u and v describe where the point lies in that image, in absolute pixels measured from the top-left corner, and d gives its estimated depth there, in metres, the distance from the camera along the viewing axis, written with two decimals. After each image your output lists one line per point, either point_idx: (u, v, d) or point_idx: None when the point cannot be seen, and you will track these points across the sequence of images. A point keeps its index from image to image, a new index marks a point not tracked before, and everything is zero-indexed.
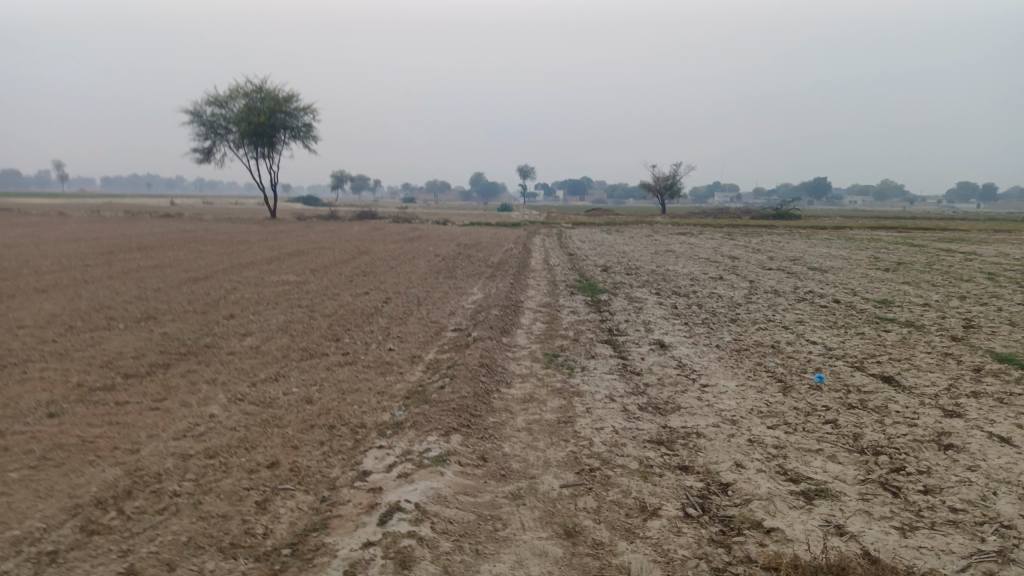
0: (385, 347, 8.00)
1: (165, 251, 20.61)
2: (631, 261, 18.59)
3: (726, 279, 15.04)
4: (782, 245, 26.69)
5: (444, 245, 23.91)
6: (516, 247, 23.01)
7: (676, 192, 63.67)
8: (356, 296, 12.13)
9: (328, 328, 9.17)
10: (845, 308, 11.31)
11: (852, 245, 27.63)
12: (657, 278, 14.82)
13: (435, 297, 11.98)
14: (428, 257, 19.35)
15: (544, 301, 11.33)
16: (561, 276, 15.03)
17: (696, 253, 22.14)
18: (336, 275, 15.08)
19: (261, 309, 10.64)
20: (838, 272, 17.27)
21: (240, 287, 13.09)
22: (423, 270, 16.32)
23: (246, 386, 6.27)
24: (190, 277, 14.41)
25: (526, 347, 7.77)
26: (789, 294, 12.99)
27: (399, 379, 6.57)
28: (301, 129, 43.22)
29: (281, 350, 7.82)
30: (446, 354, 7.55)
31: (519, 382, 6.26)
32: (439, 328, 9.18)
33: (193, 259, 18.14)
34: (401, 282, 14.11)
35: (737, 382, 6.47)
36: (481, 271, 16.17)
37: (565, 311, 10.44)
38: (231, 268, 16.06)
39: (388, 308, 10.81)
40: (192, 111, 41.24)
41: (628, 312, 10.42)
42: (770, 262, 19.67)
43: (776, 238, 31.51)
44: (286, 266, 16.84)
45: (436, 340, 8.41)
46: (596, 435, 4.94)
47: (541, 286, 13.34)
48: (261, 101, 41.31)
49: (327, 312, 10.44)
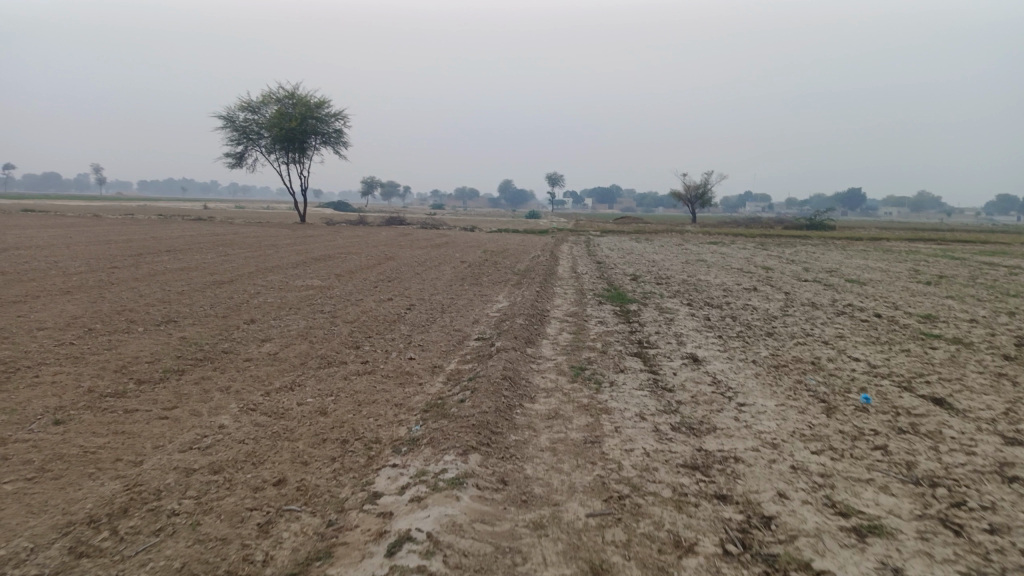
0: (406, 356, 7.72)
1: (193, 254, 20.65)
2: (661, 271, 18.14)
3: (760, 291, 14.55)
4: (817, 257, 26.02)
5: (471, 251, 23.67)
6: (544, 254, 22.68)
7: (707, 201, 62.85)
8: (380, 302, 11.89)
9: (349, 335, 8.92)
10: (888, 323, 10.80)
11: (891, 257, 26.82)
12: (689, 289, 14.38)
13: (460, 304, 11.70)
14: (454, 264, 19.12)
15: (571, 311, 10.98)
16: (589, 285, 14.68)
17: (728, 263, 21.60)
18: (361, 281, 14.88)
19: (283, 314, 10.44)
20: (877, 285, 16.68)
21: (264, 291, 12.94)
22: (448, 277, 16.05)
23: (258, 395, 6.02)
24: (215, 281, 14.30)
25: (552, 359, 7.44)
26: (826, 307, 12.49)
27: (418, 391, 6.28)
28: (332, 135, 43.44)
29: (300, 357, 7.59)
30: (468, 365, 7.26)
31: (544, 397, 5.93)
32: (462, 337, 8.89)
33: (219, 262, 18.11)
34: (426, 289, 13.85)
35: (776, 401, 6.08)
36: (508, 278, 15.86)
37: (593, 321, 10.09)
38: (257, 272, 15.95)
39: (411, 315, 10.55)
40: (226, 116, 41.66)
41: (659, 324, 10.04)
42: (805, 273, 19.11)
43: (811, 249, 30.76)
44: (311, 270, 16.71)
45: (458, 349, 8.12)
46: (625, 457, 4.60)
47: (568, 294, 13.01)
48: (292, 107, 41.60)
49: (348, 318, 10.21)
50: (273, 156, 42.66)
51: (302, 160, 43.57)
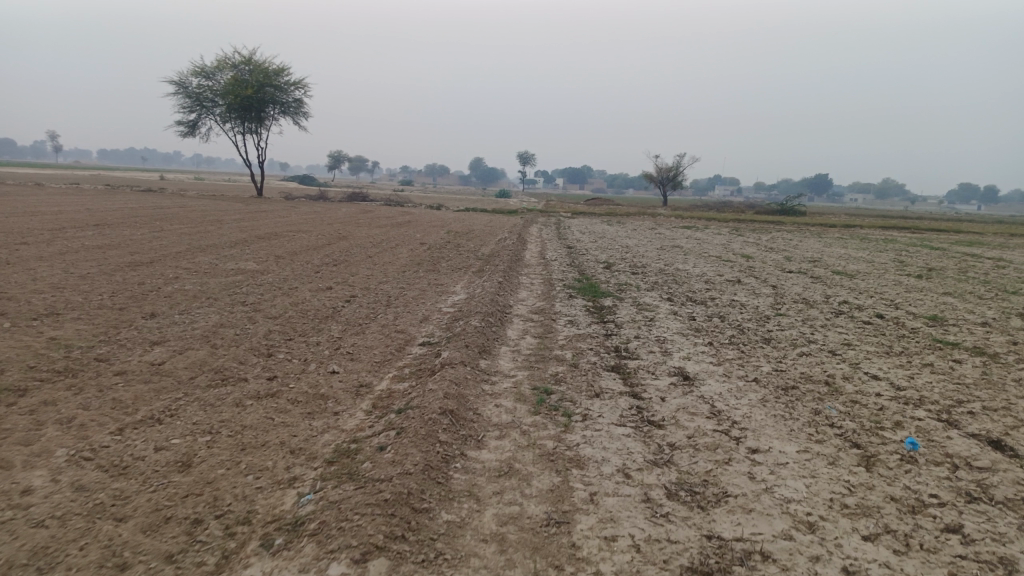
0: (326, 370, 6.15)
1: (124, 228, 18.67)
2: (636, 258, 16.68)
3: (745, 284, 13.18)
4: (796, 245, 24.82)
5: (432, 232, 22.04)
6: (510, 237, 21.10)
7: (679, 183, 61.62)
8: (317, 293, 10.26)
9: (264, 337, 7.30)
10: (895, 328, 9.48)
11: (872, 247, 25.74)
12: (668, 280, 12.95)
13: (409, 297, 10.12)
14: (412, 246, 17.52)
15: (537, 307, 9.47)
16: (557, 274, 13.18)
17: (706, 250, 20.23)
18: (302, 265, 13.17)
19: (194, 307, 8.76)
20: (867, 278, 15.46)
21: (184, 276, 11.20)
22: (402, 261, 14.41)
23: (105, 436, 4.42)
24: (132, 262, 12.50)
25: (510, 377, 5.93)
26: (822, 305, 11.15)
27: (329, 427, 4.73)
28: (292, 105, 41.17)
29: (190, 369, 5.98)
30: (403, 383, 5.71)
31: (494, 440, 4.44)
32: (404, 341, 7.34)
33: (148, 240, 16.20)
34: (375, 276, 12.22)
35: (797, 446, 4.66)
36: (468, 264, 14.33)
37: (562, 322, 8.58)
38: (186, 252, 14.13)
39: (349, 310, 8.95)
40: (177, 81, 39.11)
41: (638, 325, 8.56)
42: (788, 263, 17.87)
43: (787, 236, 29.62)
44: (249, 251, 14.94)
45: (396, 359, 6.57)
46: (605, 557, 3.13)
47: (535, 285, 11.52)
48: (249, 74, 39.21)
49: (273, 313, 8.57)
50: (228, 125, 40.28)
51: (260, 130, 41.23)
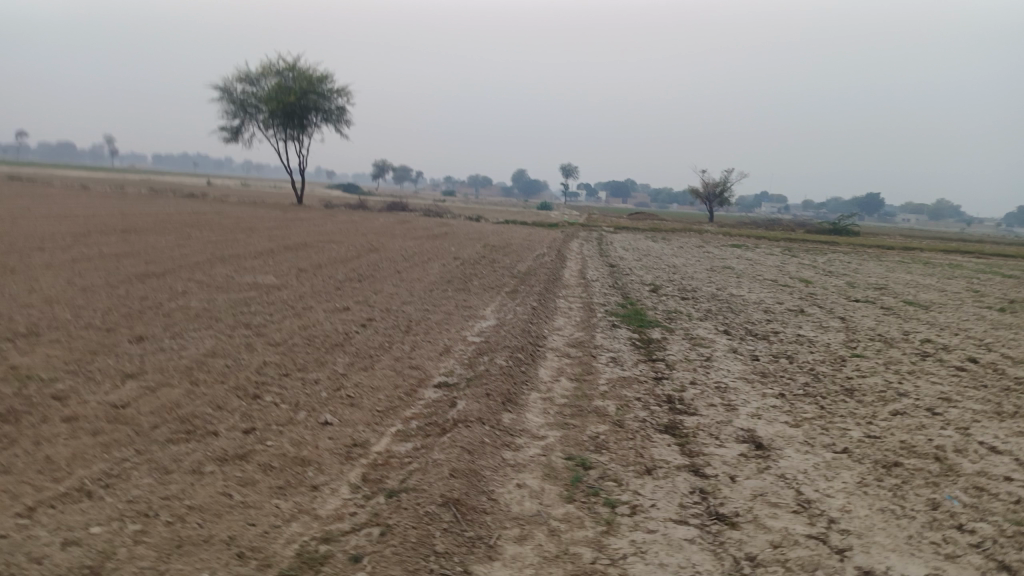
0: (318, 420, 5.09)
1: (150, 235, 18.04)
2: (685, 281, 15.37)
3: (809, 315, 11.80)
4: (856, 269, 23.10)
5: (468, 245, 21.03)
6: (549, 253, 19.96)
7: (726, 199, 59.68)
8: (331, 315, 9.25)
9: (256, 372, 6.27)
10: (996, 376, 8.06)
11: (939, 273, 23.86)
12: (723, 308, 11.64)
13: (432, 322, 9.03)
14: (445, 261, 16.52)
15: (575, 340, 8.29)
16: (599, 297, 12.00)
17: (760, 272, 18.77)
18: (323, 281, 12.20)
19: (190, 330, 7.81)
20: (946, 310, 13.89)
21: (193, 291, 10.32)
22: (431, 279, 13.37)
23: (7, 519, 3.40)
24: (143, 273, 11.68)
25: (539, 440, 4.79)
26: (902, 344, 9.73)
27: (300, 513, 3.65)
28: (335, 112, 40.76)
29: (154, 416, 4.97)
30: (406, 446, 4.61)
31: (512, 548, 3.30)
32: (418, 380, 6.24)
33: (170, 248, 15.49)
34: (399, 295, 11.18)
35: (924, 569, 3.42)
36: (502, 283, 13.23)
37: (604, 360, 7.41)
38: (204, 263, 13.30)
39: (362, 338, 7.91)
40: (222, 87, 39.02)
41: (694, 368, 7.33)
42: (853, 290, 16.34)
43: (845, 258, 27.80)
44: (272, 263, 14.08)
45: (403, 407, 5.48)
46: None
47: (574, 311, 10.36)
48: (293, 81, 38.93)
49: (275, 339, 7.56)
50: (270, 132, 40.03)
51: (301, 137, 40.89)
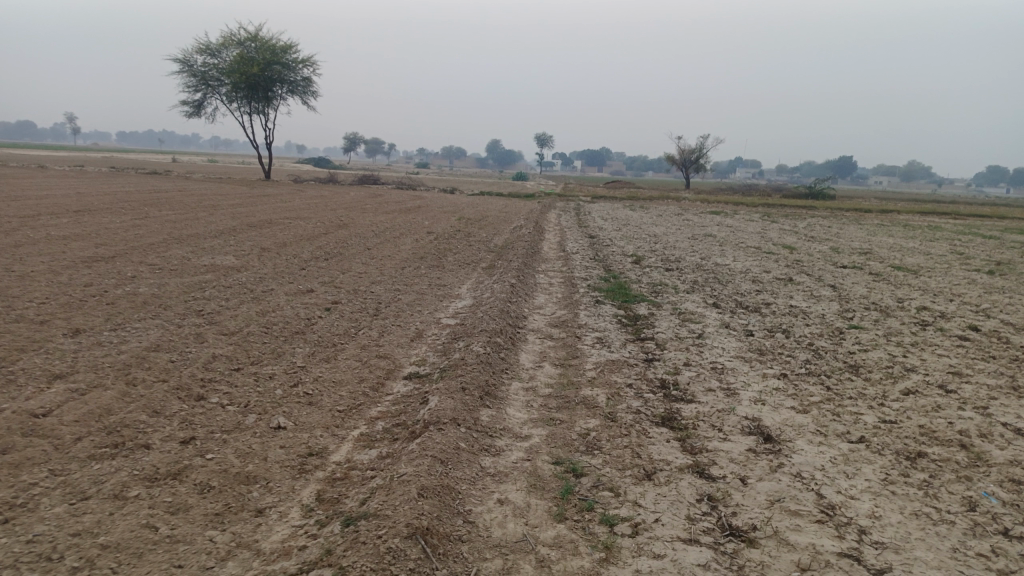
0: (269, 424, 4.46)
1: (105, 215, 17.06)
2: (668, 251, 14.82)
3: (799, 284, 11.32)
4: (837, 233, 22.75)
5: (442, 219, 20.30)
6: (525, 224, 19.31)
7: (702, 166, 59.22)
8: (293, 298, 8.56)
9: (202, 367, 5.60)
10: (1001, 346, 7.63)
11: (919, 235, 23.63)
12: (710, 279, 11.12)
13: (403, 303, 8.39)
14: (417, 236, 15.82)
15: (558, 320, 7.70)
16: (580, 271, 11.43)
17: (742, 240, 18.29)
18: (287, 261, 11.46)
19: (135, 321, 7.08)
20: (935, 275, 13.51)
21: (144, 275, 9.55)
22: (403, 255, 12.68)
23: None
24: (91, 257, 10.85)
25: (522, 441, 4.22)
26: (898, 313, 9.29)
27: (240, 549, 3.05)
28: (301, 83, 39.38)
29: (78, 427, 4.30)
30: (370, 455, 4.01)
31: None
32: (386, 372, 5.62)
33: (124, 229, 14.58)
34: (368, 274, 10.50)
35: None
36: (478, 258, 12.59)
37: (589, 341, 6.83)
38: (160, 245, 12.47)
39: (326, 323, 7.25)
40: (181, 59, 37.46)
41: (686, 347, 6.79)
42: (838, 256, 15.93)
43: (825, 222, 27.45)
44: (233, 243, 13.28)
45: (368, 405, 4.86)
46: None
47: (554, 287, 9.77)
48: (256, 52, 37.47)
49: (229, 328, 6.88)
50: (234, 105, 38.62)
51: (267, 110, 39.55)
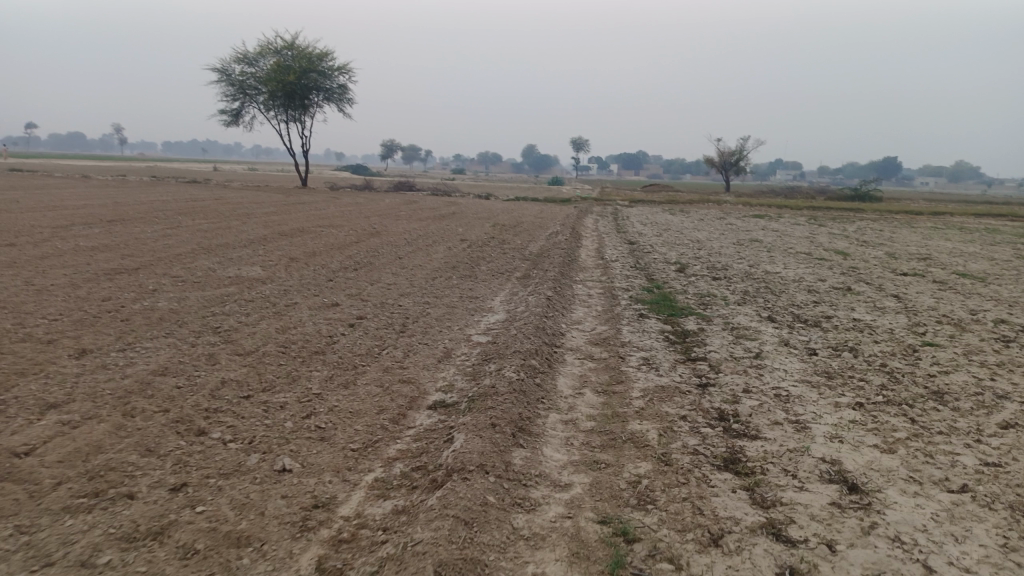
0: (273, 466, 3.92)
1: (138, 225, 16.89)
2: (713, 258, 14.04)
3: (859, 294, 10.48)
4: (891, 237, 21.63)
5: (477, 226, 19.75)
6: (562, 231, 18.69)
7: (742, 168, 57.82)
8: (317, 313, 8.06)
9: (208, 395, 5.09)
10: None
11: (979, 239, 22.35)
12: (761, 289, 10.36)
13: (433, 318, 7.83)
14: (451, 244, 15.30)
15: (599, 338, 7.06)
16: (621, 281, 10.77)
17: (790, 245, 17.40)
18: (314, 272, 10.99)
19: (146, 340, 6.63)
20: (1006, 282, 12.50)
21: (165, 288, 9.15)
22: (435, 265, 12.16)
23: None
24: (114, 269, 10.52)
25: (562, 491, 3.60)
26: (975, 327, 8.43)
27: None
28: (336, 90, 39.34)
29: (59, 469, 3.80)
30: (384, 509, 3.43)
31: None
32: (408, 401, 5.05)
33: (154, 239, 14.32)
34: (397, 286, 9.98)
35: None
36: (513, 268, 12.01)
37: (634, 363, 6.17)
38: (187, 256, 12.13)
39: (348, 342, 6.72)
40: (218, 68, 37.70)
41: (744, 370, 6.10)
42: (896, 262, 14.96)
43: (875, 226, 26.25)
44: (262, 252, 12.91)
45: (387, 442, 4.29)
46: None
47: (594, 299, 9.13)
48: (292, 60, 37.55)
49: (244, 348, 6.39)
50: (270, 114, 38.74)
51: (303, 118, 39.60)
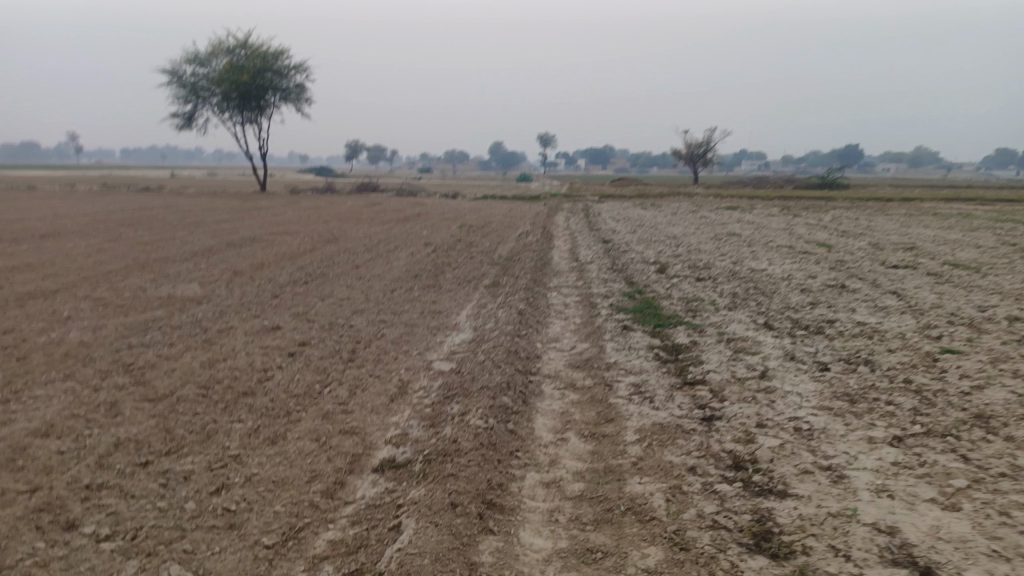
0: None
1: (72, 239, 15.54)
2: (693, 255, 13.21)
3: (855, 292, 9.68)
4: (870, 225, 21.06)
5: (442, 228, 18.71)
6: (532, 231, 17.75)
7: (709, 159, 57.44)
8: (255, 338, 6.99)
9: (93, 464, 4.00)
10: None
11: (957, 224, 21.86)
12: (751, 291, 9.50)
13: (388, 341, 6.81)
14: (413, 249, 14.25)
15: (579, 359, 6.10)
16: (598, 286, 9.84)
17: (771, 238, 16.66)
18: (259, 288, 9.87)
19: (39, 385, 5.50)
20: (1003, 272, 11.81)
21: (82, 315, 7.97)
22: (395, 274, 11.12)
23: None
24: (29, 292, 9.29)
25: None
26: (991, 326, 7.62)
27: None
28: (293, 90, 37.91)
29: None
30: None
31: None
32: (349, 462, 4.02)
33: (86, 255, 13.03)
34: (351, 301, 8.92)
35: None
36: (481, 275, 11.02)
37: (624, 392, 5.22)
38: (118, 274, 10.90)
39: (285, 376, 5.66)
40: (168, 70, 36.04)
41: (752, 396, 5.18)
42: (883, 253, 14.26)
43: (851, 215, 25.71)
44: (204, 267, 11.73)
45: (315, 531, 3.27)
46: None
47: (571, 310, 8.18)
48: (245, 59, 36.05)
49: (158, 393, 5.29)
50: (224, 116, 37.16)
51: (259, 120, 38.09)
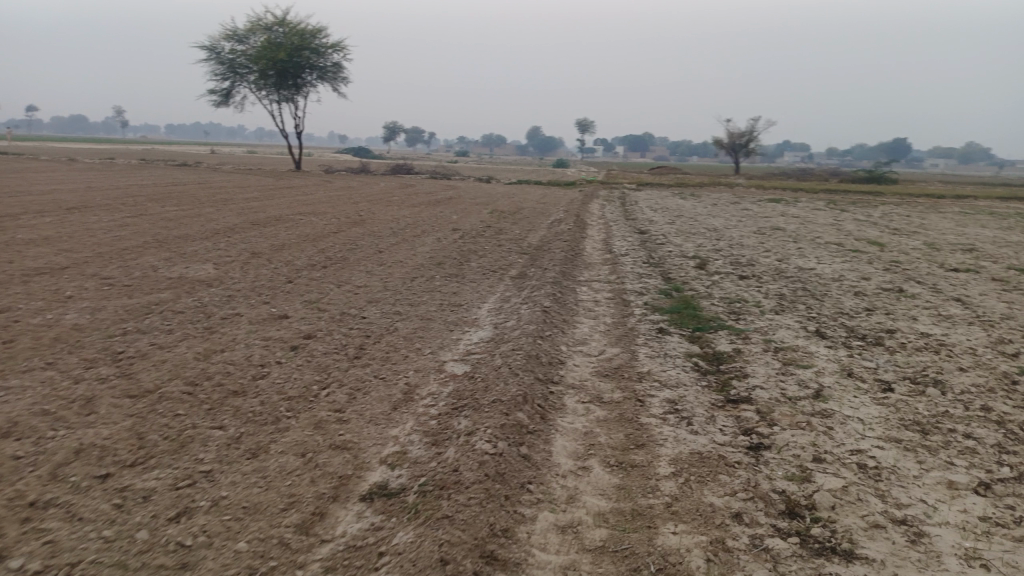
0: None
1: (97, 213, 15.29)
2: (735, 250, 12.43)
3: (914, 297, 8.85)
4: (923, 223, 19.93)
5: (473, 213, 18.11)
6: (566, 219, 17.04)
7: (751, 150, 55.92)
8: (258, 328, 6.48)
9: (45, 477, 3.50)
10: None
11: (1017, 225, 20.59)
12: (799, 293, 8.74)
13: (400, 337, 6.24)
14: (440, 234, 13.69)
15: (608, 367, 5.45)
16: (633, 281, 9.16)
17: (818, 234, 15.74)
18: (275, 271, 9.40)
19: (16, 373, 5.05)
20: None
21: (84, 295, 7.55)
22: (418, 261, 10.56)
23: None
24: (38, 268, 8.93)
25: None
26: None
27: None
28: (331, 69, 37.51)
29: None
30: None
31: None
32: (334, 488, 3.45)
33: (106, 230, 12.72)
34: (368, 289, 8.39)
35: None
36: (508, 264, 10.40)
37: (657, 410, 4.58)
38: (133, 251, 10.52)
39: (281, 375, 5.12)
40: (207, 46, 35.90)
41: (806, 420, 4.49)
42: (941, 254, 13.30)
43: (902, 211, 24.47)
44: (222, 246, 11.31)
45: None
46: None
47: (601, 309, 7.53)
48: (284, 36, 35.73)
49: (140, 389, 4.80)
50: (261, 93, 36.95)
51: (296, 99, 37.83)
